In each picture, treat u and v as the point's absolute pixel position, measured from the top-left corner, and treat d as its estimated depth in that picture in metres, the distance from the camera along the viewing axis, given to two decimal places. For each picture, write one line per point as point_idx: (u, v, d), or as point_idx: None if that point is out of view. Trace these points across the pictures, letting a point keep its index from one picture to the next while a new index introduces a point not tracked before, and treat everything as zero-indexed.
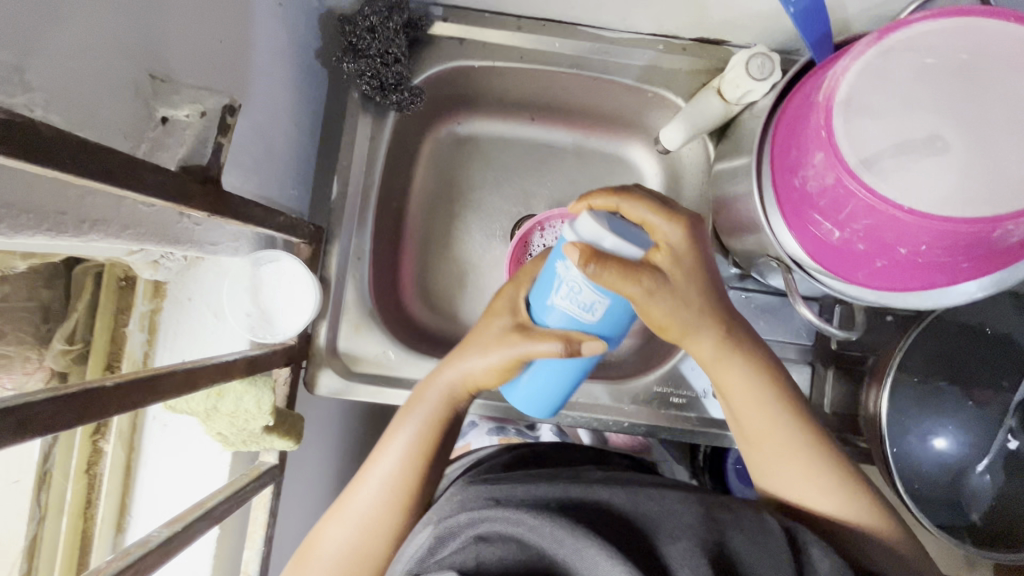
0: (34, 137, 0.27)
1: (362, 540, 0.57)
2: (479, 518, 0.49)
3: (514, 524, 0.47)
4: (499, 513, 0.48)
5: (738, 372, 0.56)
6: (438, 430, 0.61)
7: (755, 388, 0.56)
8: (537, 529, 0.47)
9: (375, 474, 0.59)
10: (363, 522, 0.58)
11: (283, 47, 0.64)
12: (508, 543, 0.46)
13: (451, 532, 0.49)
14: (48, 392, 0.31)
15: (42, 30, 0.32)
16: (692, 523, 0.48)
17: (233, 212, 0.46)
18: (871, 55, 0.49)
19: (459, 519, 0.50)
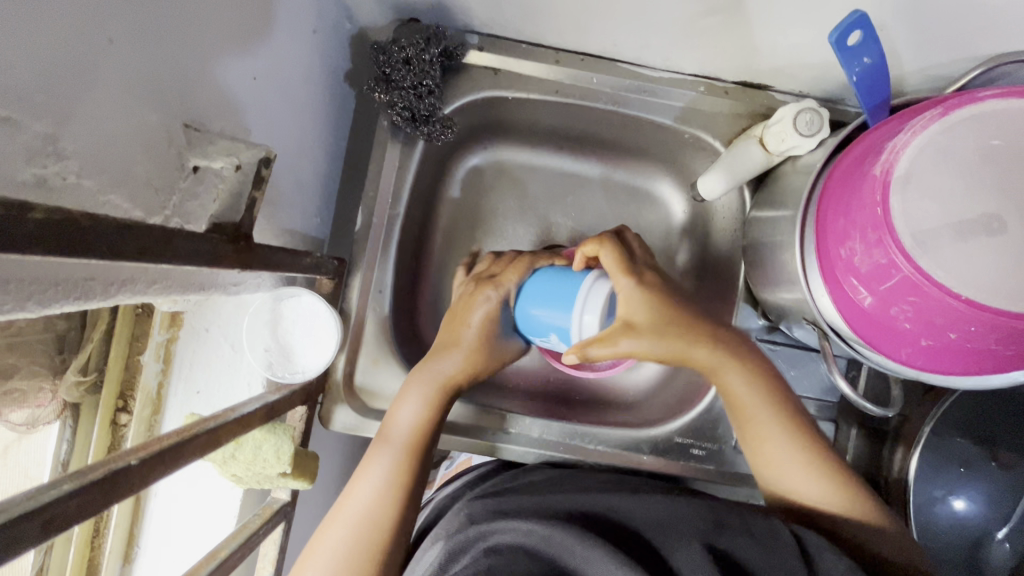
0: (75, 230, 0.26)
1: (354, 550, 0.53)
2: (489, 530, 0.49)
3: (523, 531, 0.48)
4: (505, 526, 0.49)
5: (740, 383, 0.58)
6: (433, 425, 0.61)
7: (756, 397, 0.58)
8: (545, 535, 0.47)
9: (373, 472, 0.57)
10: (360, 527, 0.54)
11: (313, 73, 0.62)
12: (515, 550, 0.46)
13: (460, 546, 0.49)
14: (75, 482, 0.30)
15: (80, 95, 0.31)
16: (702, 530, 0.47)
17: (263, 263, 0.45)
18: (935, 131, 0.47)
19: (469, 533, 0.50)
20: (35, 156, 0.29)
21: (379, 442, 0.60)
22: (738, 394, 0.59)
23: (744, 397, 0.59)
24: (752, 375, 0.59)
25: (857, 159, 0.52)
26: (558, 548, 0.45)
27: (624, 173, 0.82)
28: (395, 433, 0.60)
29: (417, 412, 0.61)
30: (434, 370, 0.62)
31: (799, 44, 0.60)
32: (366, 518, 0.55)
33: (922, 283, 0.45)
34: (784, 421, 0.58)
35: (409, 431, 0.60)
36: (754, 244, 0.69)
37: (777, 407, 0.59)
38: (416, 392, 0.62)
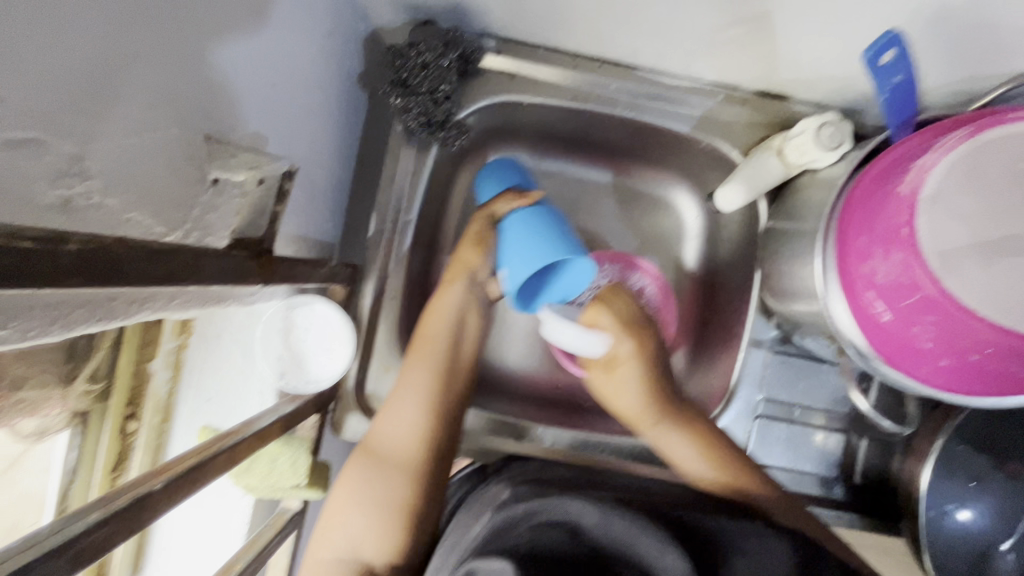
0: (108, 260, 0.25)
1: (388, 501, 0.55)
2: (539, 509, 0.45)
3: (577, 518, 0.44)
4: (557, 504, 0.45)
5: (676, 436, 0.64)
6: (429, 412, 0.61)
7: (692, 447, 0.62)
8: (601, 524, 0.43)
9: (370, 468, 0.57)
10: (376, 508, 0.55)
11: (328, 77, 0.61)
12: (563, 533, 0.42)
13: (510, 524, 0.45)
14: (103, 511, 0.29)
15: (104, 113, 0.29)
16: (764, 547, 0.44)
17: (282, 276, 0.44)
18: (962, 151, 0.47)
19: (517, 510, 0.46)
20: (59, 177, 0.28)
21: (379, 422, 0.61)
22: (671, 443, 0.64)
23: (683, 453, 0.62)
24: (659, 407, 0.66)
25: (882, 177, 0.52)
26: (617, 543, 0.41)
27: (637, 180, 0.82)
28: (388, 430, 0.59)
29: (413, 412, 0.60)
30: (433, 356, 0.65)
31: (823, 57, 0.59)
32: (394, 479, 0.57)
33: (947, 303, 0.45)
34: (699, 442, 0.62)
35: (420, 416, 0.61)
36: (770, 256, 0.69)
37: (693, 433, 0.63)
38: (423, 375, 0.63)
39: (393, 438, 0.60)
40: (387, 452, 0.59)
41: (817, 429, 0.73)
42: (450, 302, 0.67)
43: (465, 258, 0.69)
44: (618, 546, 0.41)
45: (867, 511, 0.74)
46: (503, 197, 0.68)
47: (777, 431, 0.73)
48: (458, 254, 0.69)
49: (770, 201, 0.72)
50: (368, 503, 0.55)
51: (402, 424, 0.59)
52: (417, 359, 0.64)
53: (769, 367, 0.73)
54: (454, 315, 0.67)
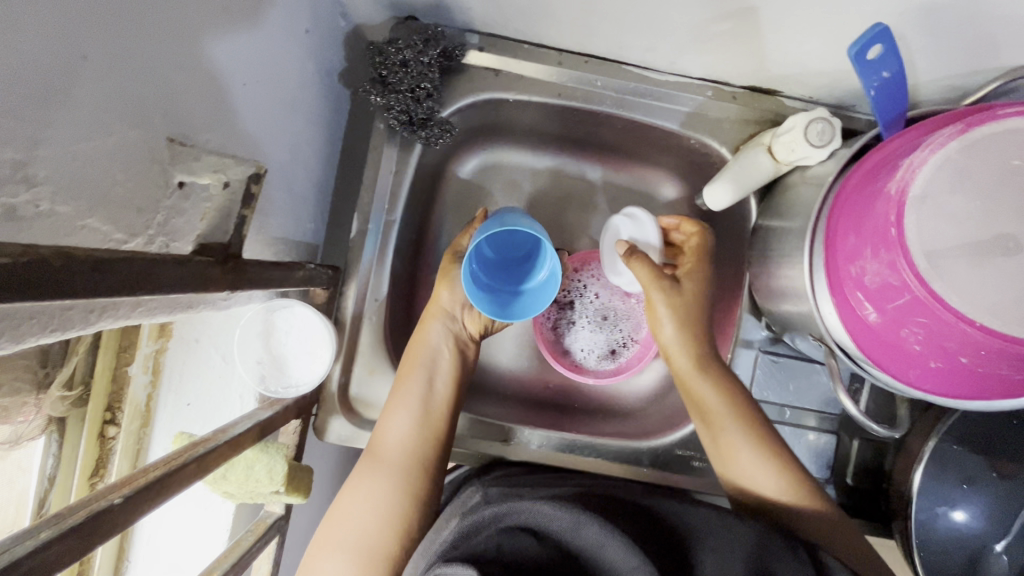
0: (46, 272, 0.24)
1: (365, 545, 0.55)
2: (504, 511, 0.46)
3: (541, 516, 0.45)
4: (518, 504, 0.47)
5: (704, 380, 0.62)
6: (425, 430, 0.62)
7: (723, 403, 0.61)
8: (564, 522, 0.44)
9: (365, 490, 0.58)
10: (362, 535, 0.56)
11: (306, 75, 0.60)
12: (528, 536, 0.43)
13: (476, 527, 0.46)
14: (53, 530, 0.28)
15: (49, 117, 0.28)
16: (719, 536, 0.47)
17: (253, 282, 0.43)
18: (953, 148, 0.45)
19: (483, 513, 0.47)
20: (2, 184, 0.27)
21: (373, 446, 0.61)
22: (713, 407, 0.61)
23: (709, 394, 0.61)
24: (715, 384, 0.62)
25: (871, 174, 0.50)
26: (576, 541, 0.43)
27: (627, 178, 0.81)
28: (382, 434, 0.61)
29: (405, 429, 0.62)
30: (411, 400, 0.64)
31: (812, 51, 0.58)
32: (371, 525, 0.56)
33: (933, 306, 0.44)
34: (731, 397, 0.61)
35: (399, 460, 0.60)
36: (761, 255, 0.67)
37: (750, 425, 0.60)
38: (403, 420, 0.63)
39: (389, 450, 0.62)
40: (364, 497, 0.58)
41: (808, 429, 0.72)
42: (428, 342, 0.67)
43: (441, 297, 0.69)
44: (578, 545, 0.43)
45: (861, 512, 0.73)
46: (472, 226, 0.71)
47: None
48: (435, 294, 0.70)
49: (761, 198, 0.71)
50: (346, 547, 0.55)
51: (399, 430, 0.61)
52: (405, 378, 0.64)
53: (760, 367, 0.72)
54: (430, 358, 0.67)
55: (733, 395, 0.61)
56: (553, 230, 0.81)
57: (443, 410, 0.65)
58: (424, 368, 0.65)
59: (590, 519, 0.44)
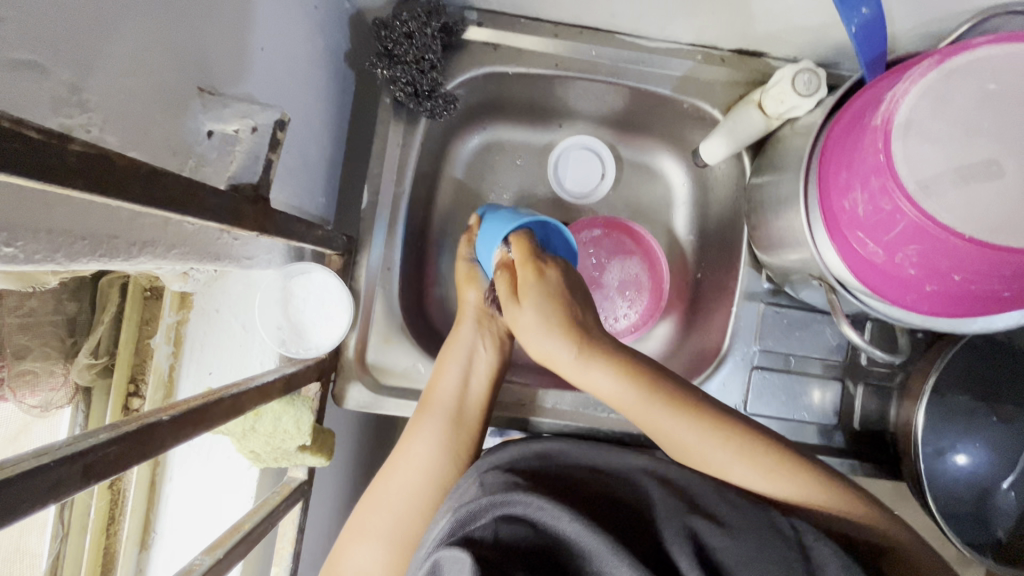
0: (109, 170, 0.26)
1: (400, 531, 0.56)
2: (502, 500, 0.46)
3: (537, 509, 0.44)
4: (519, 497, 0.46)
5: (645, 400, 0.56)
6: (468, 397, 0.64)
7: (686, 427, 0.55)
8: (558, 517, 0.43)
9: (406, 459, 0.60)
10: (406, 502, 0.57)
11: (316, 50, 0.62)
12: (524, 527, 0.43)
13: (475, 513, 0.46)
14: (112, 433, 0.30)
15: (99, 46, 0.31)
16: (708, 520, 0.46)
17: (278, 228, 0.45)
18: (933, 78, 0.48)
19: (480, 501, 0.47)
20: (60, 105, 0.29)
21: (425, 408, 0.63)
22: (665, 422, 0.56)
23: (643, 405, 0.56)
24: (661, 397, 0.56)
25: (858, 112, 0.53)
26: (569, 538, 0.42)
27: (624, 148, 0.84)
28: (439, 402, 0.63)
29: (457, 384, 0.64)
30: (454, 373, 0.65)
31: (796, 6, 0.61)
32: (407, 511, 0.56)
33: (927, 227, 0.46)
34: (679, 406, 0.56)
35: (436, 453, 0.60)
36: (756, 209, 0.70)
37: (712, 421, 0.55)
38: (438, 416, 0.62)
39: (443, 404, 0.63)
40: (401, 484, 0.58)
41: (814, 378, 0.74)
42: (461, 343, 0.66)
43: (470, 299, 0.69)
44: (568, 540, 0.42)
45: (870, 458, 0.74)
46: (468, 238, 0.72)
47: (774, 381, 0.74)
48: (463, 297, 0.70)
49: (753, 156, 0.74)
50: (383, 533, 0.55)
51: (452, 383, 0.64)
52: (451, 347, 0.66)
53: (764, 318, 0.74)
54: (465, 355, 0.66)
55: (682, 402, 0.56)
56: (555, 201, 0.84)
57: (476, 407, 0.64)
58: (459, 365, 0.65)
59: (580, 517, 0.43)
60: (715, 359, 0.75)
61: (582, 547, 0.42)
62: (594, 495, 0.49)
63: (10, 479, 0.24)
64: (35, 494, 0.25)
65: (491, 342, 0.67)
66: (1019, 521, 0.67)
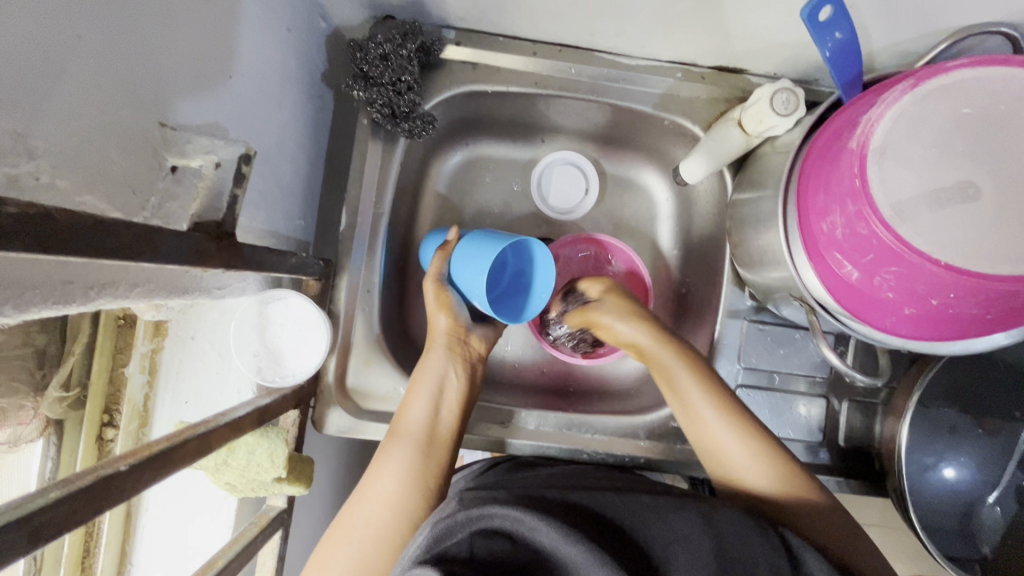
0: (51, 228, 0.25)
1: (365, 565, 0.53)
2: (479, 514, 0.44)
3: (515, 521, 0.44)
4: (499, 509, 0.45)
5: (696, 393, 0.61)
6: (439, 423, 0.63)
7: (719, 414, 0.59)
8: (535, 527, 0.43)
9: (374, 489, 0.58)
10: (372, 534, 0.55)
11: (291, 73, 0.61)
12: (503, 540, 0.43)
13: (453, 527, 0.44)
14: (62, 489, 0.29)
15: (47, 94, 0.30)
16: (692, 531, 0.45)
17: (247, 262, 0.44)
18: (906, 102, 0.48)
19: (456, 516, 0.45)
20: (4, 155, 0.28)
21: (391, 439, 0.61)
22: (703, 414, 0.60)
23: (693, 396, 0.61)
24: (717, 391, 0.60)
25: (834, 135, 0.53)
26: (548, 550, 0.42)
27: (607, 164, 0.84)
28: (408, 430, 0.62)
29: (426, 412, 0.63)
30: (422, 400, 0.64)
31: (772, 24, 0.61)
32: (371, 545, 0.54)
33: (902, 250, 0.46)
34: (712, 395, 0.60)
35: (402, 487, 0.58)
36: (738, 226, 0.70)
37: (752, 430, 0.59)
38: (404, 447, 0.60)
39: (411, 433, 0.62)
40: (366, 515, 0.56)
41: (799, 395, 0.73)
42: (432, 369, 0.66)
43: (439, 324, 0.68)
44: (546, 549, 0.42)
45: (856, 473, 0.74)
46: (442, 254, 0.69)
47: (758, 398, 0.73)
48: (432, 322, 0.69)
49: (735, 172, 0.74)
50: (345, 567, 0.53)
51: (421, 408, 0.63)
52: (423, 370, 0.66)
53: (747, 335, 0.74)
54: (435, 383, 0.65)
55: (725, 399, 0.60)
56: (538, 217, 0.83)
57: (445, 436, 0.63)
58: (429, 393, 0.64)
59: (558, 526, 0.43)
60: None
61: (566, 555, 0.41)
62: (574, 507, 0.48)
63: None
64: None
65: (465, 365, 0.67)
66: (1005, 536, 0.67)
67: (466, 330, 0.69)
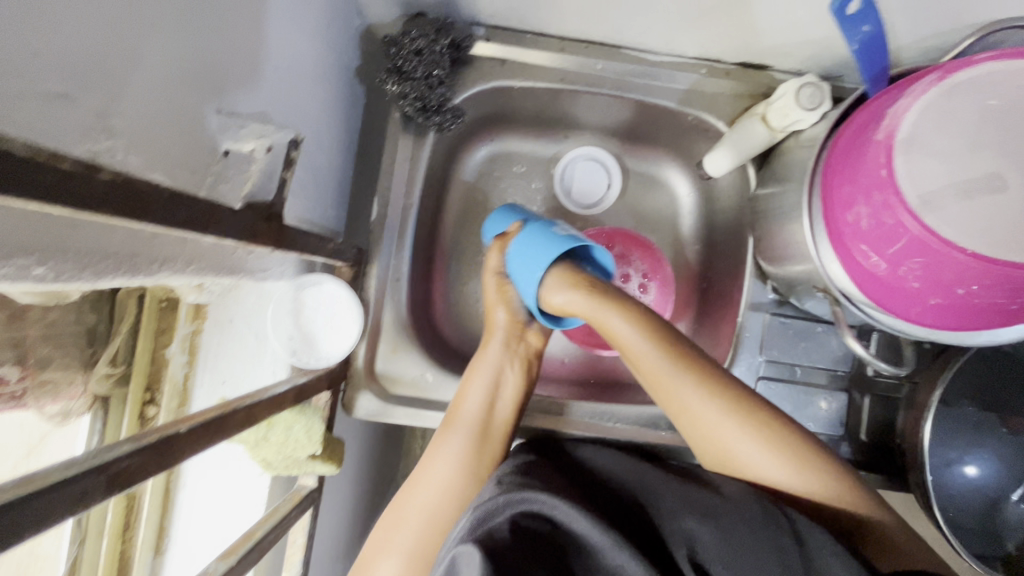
0: (133, 196, 0.27)
1: (421, 548, 0.56)
2: (515, 499, 0.47)
3: (552, 508, 0.46)
4: (535, 495, 0.47)
5: (680, 384, 0.57)
6: (495, 415, 0.65)
7: (714, 406, 0.56)
8: (571, 515, 0.45)
9: (430, 475, 0.61)
10: (428, 520, 0.58)
11: (328, 67, 0.64)
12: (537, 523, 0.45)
13: (491, 510, 0.47)
14: (133, 444, 0.31)
15: (124, 76, 0.32)
16: (717, 521, 0.46)
17: (292, 244, 0.46)
18: (933, 94, 0.48)
19: (497, 500, 0.47)
20: (86, 130, 0.30)
21: (447, 428, 0.64)
22: (698, 407, 0.57)
23: (691, 395, 0.57)
24: (692, 376, 0.57)
25: (860, 128, 0.54)
26: (581, 536, 0.43)
27: (629, 159, 0.85)
28: (463, 420, 0.64)
29: (482, 404, 0.65)
30: (479, 393, 0.65)
31: (798, 20, 0.62)
32: (425, 528, 0.57)
33: (930, 241, 0.46)
34: (699, 382, 0.57)
35: (454, 474, 0.61)
36: (761, 220, 0.71)
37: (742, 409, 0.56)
38: (456, 438, 0.63)
39: (466, 423, 0.64)
40: (422, 499, 0.59)
41: (820, 388, 0.74)
42: (490, 359, 0.67)
43: (499, 318, 0.69)
44: (579, 537, 0.43)
45: (876, 469, 0.74)
46: (501, 243, 0.70)
47: (780, 391, 0.74)
48: (491, 315, 0.70)
49: (758, 167, 0.74)
50: (402, 548, 0.56)
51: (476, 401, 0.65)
52: (480, 363, 0.67)
53: (769, 329, 0.75)
54: (493, 373, 0.67)
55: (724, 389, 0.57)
56: (561, 212, 0.85)
57: (500, 430, 0.65)
58: (486, 385, 0.66)
59: (591, 516, 0.44)
60: (720, 369, 0.76)
61: (595, 544, 0.43)
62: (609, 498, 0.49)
63: (42, 489, 0.25)
64: (60, 506, 0.26)
65: (523, 363, 0.69)
66: None
67: (524, 327, 0.70)
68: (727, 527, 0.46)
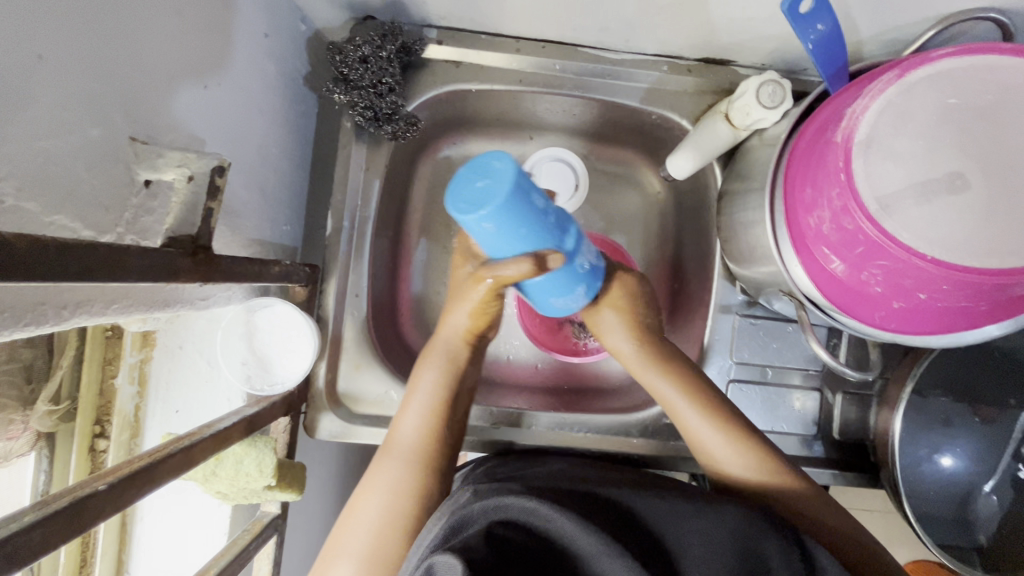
0: (6, 255, 0.25)
1: (374, 558, 0.54)
2: (495, 504, 0.45)
3: (531, 511, 0.44)
4: (515, 500, 0.45)
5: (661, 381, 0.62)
6: (438, 421, 0.61)
7: (692, 407, 0.61)
8: (552, 517, 0.43)
9: (375, 490, 0.57)
10: (375, 531, 0.55)
11: (271, 79, 0.61)
12: (521, 528, 0.43)
13: (469, 518, 0.44)
14: (38, 514, 0.30)
15: (9, 116, 0.30)
16: (701, 524, 0.45)
17: (225, 273, 0.44)
18: (892, 93, 0.47)
19: (474, 507, 0.45)
20: None
21: (383, 454, 0.59)
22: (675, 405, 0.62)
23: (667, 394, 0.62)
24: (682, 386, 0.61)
25: (821, 128, 0.52)
26: (564, 537, 0.42)
27: (595, 160, 0.83)
28: (401, 441, 0.59)
29: (420, 420, 0.60)
30: (416, 411, 0.61)
31: (756, 17, 0.60)
32: (375, 539, 0.55)
33: (889, 246, 0.45)
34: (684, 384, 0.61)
35: (391, 501, 0.57)
36: (727, 221, 0.69)
37: (719, 417, 0.60)
38: (394, 466, 0.58)
39: (407, 443, 0.60)
40: (368, 513, 0.56)
41: (793, 388, 0.73)
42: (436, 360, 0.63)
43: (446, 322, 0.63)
44: (562, 538, 0.42)
45: (852, 465, 0.74)
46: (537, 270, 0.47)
47: (752, 393, 0.73)
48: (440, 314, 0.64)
49: (724, 166, 0.73)
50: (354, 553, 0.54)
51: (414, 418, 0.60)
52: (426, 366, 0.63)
53: (739, 331, 0.73)
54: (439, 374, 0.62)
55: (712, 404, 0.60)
56: None
57: (445, 440, 0.61)
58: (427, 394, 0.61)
59: (574, 517, 0.43)
60: (693, 371, 0.75)
61: (581, 547, 0.41)
62: (593, 498, 0.47)
63: None
64: None
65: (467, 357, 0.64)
66: (1002, 524, 0.67)
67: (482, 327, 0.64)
68: (711, 528, 0.44)
